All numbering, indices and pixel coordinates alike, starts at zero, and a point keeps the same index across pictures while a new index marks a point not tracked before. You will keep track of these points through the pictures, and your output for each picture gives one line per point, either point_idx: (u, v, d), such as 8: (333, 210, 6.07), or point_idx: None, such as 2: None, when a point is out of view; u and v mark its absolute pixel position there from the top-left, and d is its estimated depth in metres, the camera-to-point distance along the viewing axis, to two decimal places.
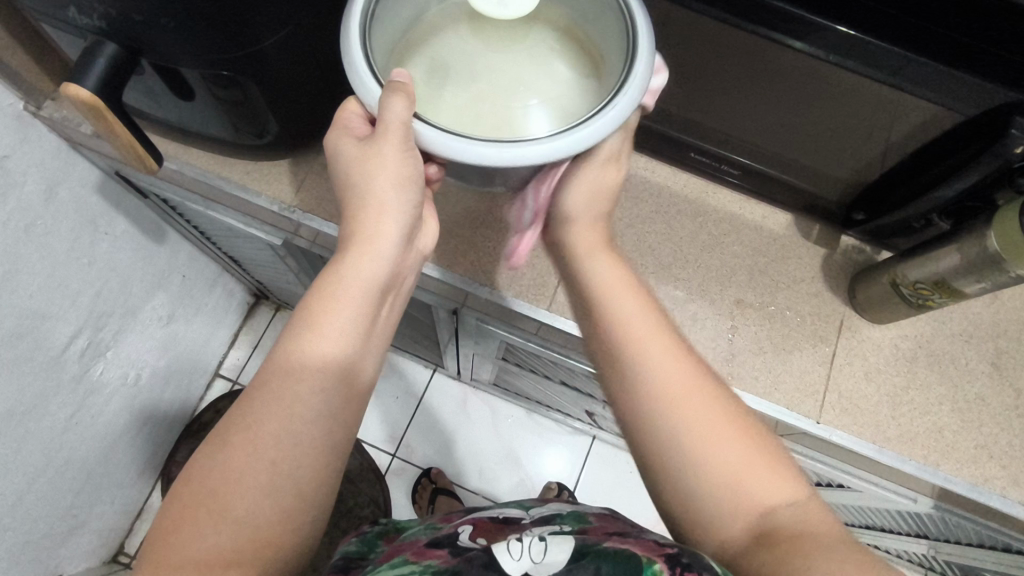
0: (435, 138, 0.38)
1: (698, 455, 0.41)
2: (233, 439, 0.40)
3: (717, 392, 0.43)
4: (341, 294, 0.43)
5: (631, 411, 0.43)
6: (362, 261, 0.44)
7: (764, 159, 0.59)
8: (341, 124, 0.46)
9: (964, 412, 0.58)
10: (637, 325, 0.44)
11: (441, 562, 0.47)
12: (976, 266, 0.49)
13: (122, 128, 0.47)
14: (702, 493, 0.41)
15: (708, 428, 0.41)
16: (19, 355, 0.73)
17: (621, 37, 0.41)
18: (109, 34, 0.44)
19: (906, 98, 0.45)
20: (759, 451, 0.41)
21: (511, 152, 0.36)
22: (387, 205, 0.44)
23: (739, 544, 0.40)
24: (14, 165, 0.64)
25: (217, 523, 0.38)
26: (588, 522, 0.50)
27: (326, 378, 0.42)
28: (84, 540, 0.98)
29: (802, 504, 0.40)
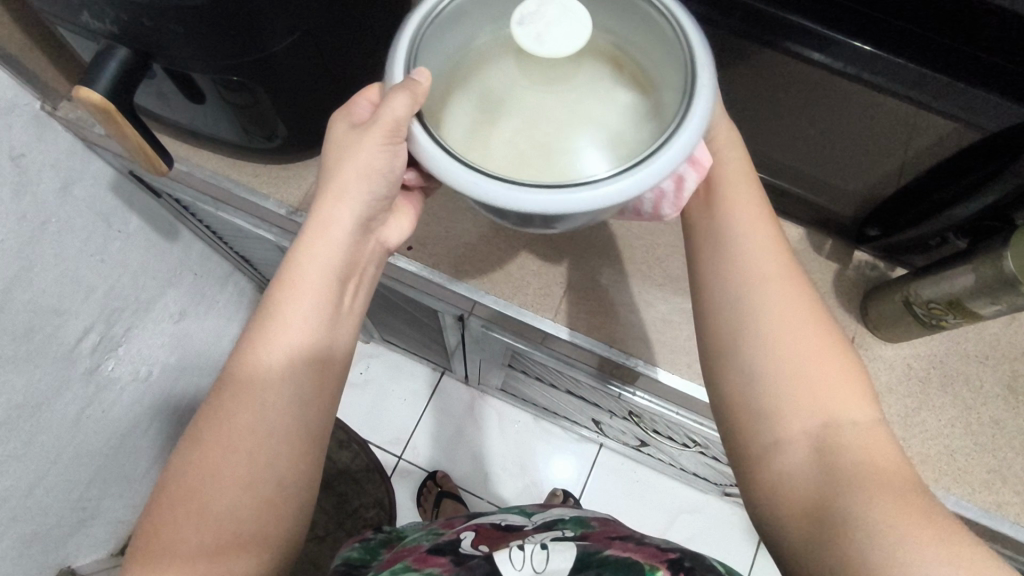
0: (448, 172, 0.34)
1: (781, 349, 0.42)
2: (206, 436, 0.41)
3: (812, 303, 0.43)
4: (301, 281, 0.43)
5: (720, 279, 0.45)
6: (319, 251, 0.44)
7: (779, 173, 0.58)
8: (346, 111, 0.45)
9: (978, 435, 0.57)
10: (742, 218, 0.45)
11: (443, 571, 0.46)
12: (992, 288, 0.47)
13: (132, 130, 0.47)
14: (775, 382, 0.41)
15: (791, 322, 0.42)
16: (32, 348, 0.74)
17: (678, 66, 0.37)
18: (121, 37, 0.44)
19: (926, 114, 0.44)
20: (837, 363, 0.42)
21: (553, 196, 0.33)
22: (345, 194, 0.44)
23: (795, 445, 0.40)
24: (30, 162, 0.65)
25: (199, 517, 0.40)
26: (590, 527, 0.51)
27: (294, 368, 0.43)
28: (93, 532, 0.99)
29: (871, 426, 0.40)
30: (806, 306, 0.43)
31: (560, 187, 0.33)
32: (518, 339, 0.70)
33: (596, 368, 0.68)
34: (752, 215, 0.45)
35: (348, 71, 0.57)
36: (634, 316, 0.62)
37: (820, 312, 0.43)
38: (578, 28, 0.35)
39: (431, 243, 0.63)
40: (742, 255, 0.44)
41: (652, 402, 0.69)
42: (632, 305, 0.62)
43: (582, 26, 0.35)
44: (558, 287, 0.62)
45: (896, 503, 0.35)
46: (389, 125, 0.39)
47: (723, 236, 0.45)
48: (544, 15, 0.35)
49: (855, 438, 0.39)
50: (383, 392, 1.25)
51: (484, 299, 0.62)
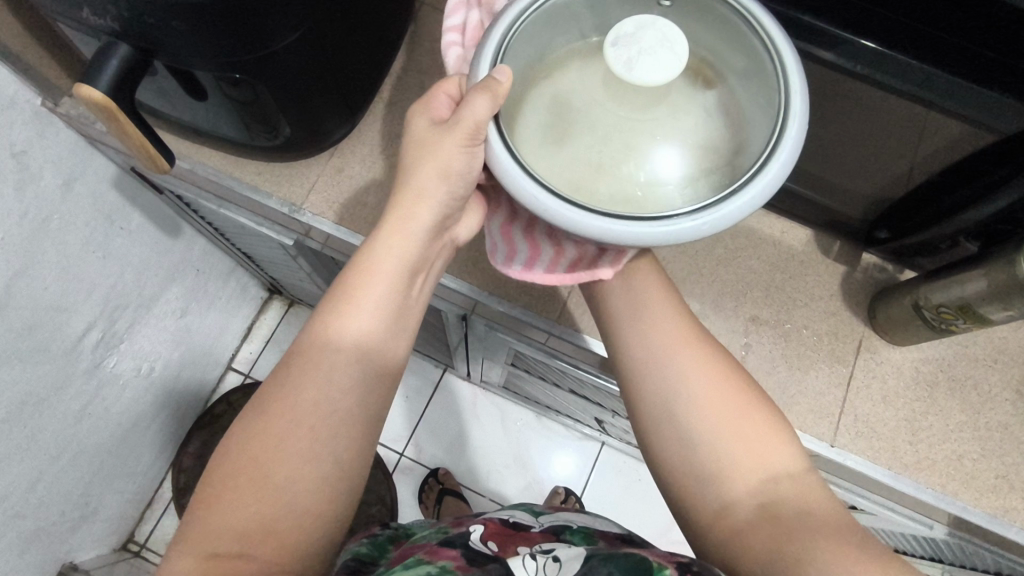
0: (530, 194, 0.35)
1: (707, 417, 0.44)
2: (272, 409, 0.41)
3: (725, 363, 0.46)
4: (375, 270, 0.43)
5: (635, 357, 0.47)
6: (396, 239, 0.44)
7: (788, 174, 0.57)
8: (425, 102, 0.43)
9: (986, 440, 0.56)
10: (645, 306, 0.48)
11: (457, 565, 0.45)
12: (1003, 292, 0.46)
13: (134, 128, 0.47)
14: (708, 449, 0.43)
15: (708, 390, 0.45)
16: (35, 345, 0.73)
17: (771, 104, 0.37)
18: (122, 34, 0.43)
19: (936, 115, 0.43)
20: (761, 419, 0.44)
21: (636, 226, 0.34)
22: (424, 189, 0.43)
23: (741, 507, 0.42)
24: (32, 159, 0.65)
25: (257, 489, 0.39)
26: (594, 540, 0.49)
27: (358, 358, 0.43)
28: (96, 527, 0.99)
29: (797, 478, 0.42)
30: (721, 373, 0.46)
31: (644, 218, 0.35)
32: (522, 340, 0.69)
33: (600, 369, 0.67)
34: (658, 292, 0.49)
35: (350, 68, 0.56)
36: None
37: (734, 370, 0.46)
38: (669, 61, 0.35)
39: None
40: (654, 331, 0.47)
41: None
42: None
43: (676, 62, 0.35)
44: (563, 289, 0.62)
45: (840, 547, 0.36)
46: (467, 126, 0.38)
47: (635, 311, 0.48)
48: (638, 41, 0.36)
49: (787, 491, 0.41)
50: None
51: (489, 301, 0.62)
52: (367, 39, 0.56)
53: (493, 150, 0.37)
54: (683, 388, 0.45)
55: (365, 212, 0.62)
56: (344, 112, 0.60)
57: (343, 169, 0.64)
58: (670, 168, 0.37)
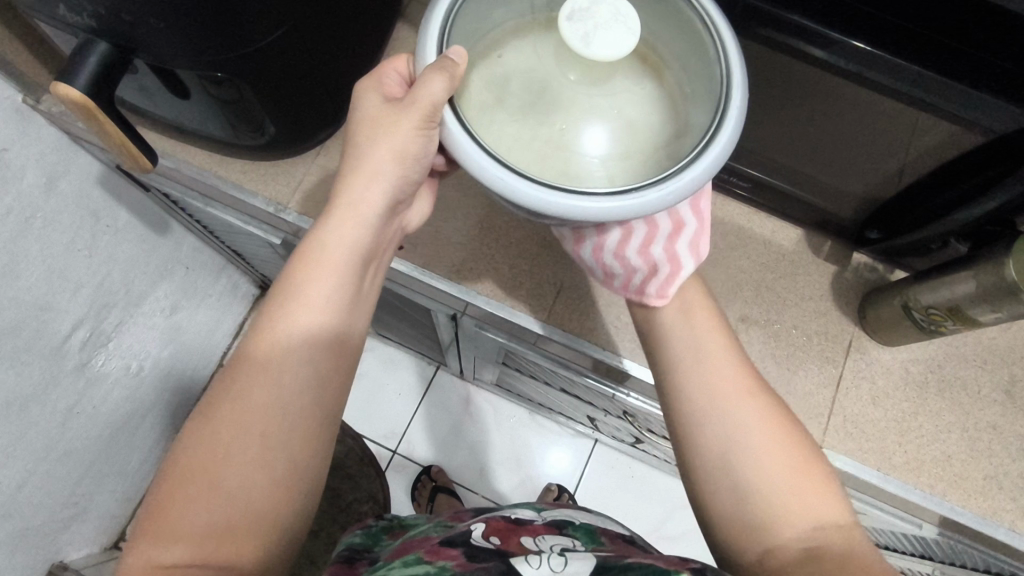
0: (488, 171, 0.33)
1: (764, 464, 0.42)
2: (223, 408, 0.40)
3: (784, 418, 0.44)
4: (324, 261, 0.43)
5: (695, 407, 0.45)
6: (345, 228, 0.43)
7: (777, 174, 0.57)
8: (375, 78, 0.45)
9: (975, 441, 0.56)
10: (706, 346, 0.46)
11: (456, 564, 0.42)
12: (992, 295, 0.46)
13: (113, 127, 0.46)
14: (761, 495, 0.42)
15: (770, 435, 0.43)
16: (19, 346, 0.73)
17: (709, 79, 0.37)
18: (101, 32, 0.42)
19: (925, 118, 0.43)
20: (814, 470, 0.43)
21: (594, 203, 0.33)
22: (377, 173, 0.43)
23: (787, 552, 0.40)
24: (13, 157, 0.64)
25: (208, 497, 0.38)
26: (601, 542, 0.47)
27: (311, 348, 0.42)
28: (86, 526, 0.98)
29: (845, 530, 0.41)
30: (780, 422, 0.44)
31: (602, 194, 0.33)
32: (511, 339, 0.69)
33: (589, 369, 0.67)
34: (721, 340, 0.47)
35: (336, 66, 0.56)
36: (629, 317, 0.61)
37: (795, 429, 0.44)
38: (625, 37, 0.35)
39: (423, 242, 0.62)
40: (721, 383, 0.45)
41: (646, 403, 0.68)
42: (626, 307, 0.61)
43: (631, 37, 0.35)
44: (551, 289, 0.62)
45: None
46: (424, 108, 0.38)
47: (697, 362, 0.46)
48: (595, 15, 0.35)
49: (834, 540, 0.40)
50: (379, 386, 1.24)
51: (477, 300, 0.61)
52: (352, 38, 0.56)
53: (450, 134, 0.35)
54: (744, 443, 0.43)
55: None
56: (330, 110, 0.60)
57: (330, 168, 0.63)
58: (610, 150, 0.37)
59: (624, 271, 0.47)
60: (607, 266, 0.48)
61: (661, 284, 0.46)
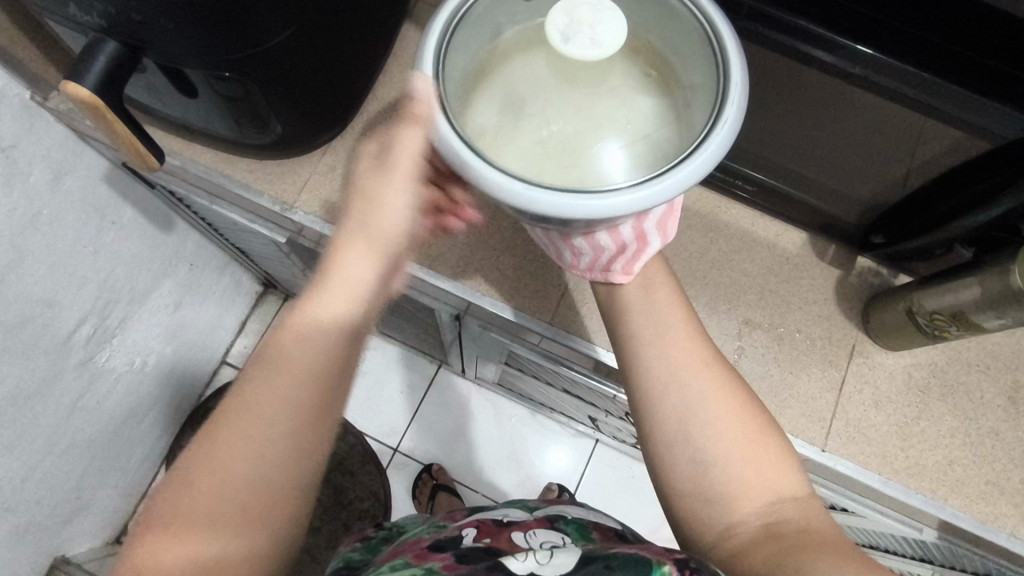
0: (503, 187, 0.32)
1: (720, 436, 0.42)
2: (204, 467, 0.37)
3: (742, 390, 0.44)
4: (308, 332, 0.38)
5: (649, 376, 0.44)
6: (336, 297, 0.39)
7: (783, 177, 0.57)
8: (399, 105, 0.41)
9: (977, 446, 0.56)
10: (662, 315, 0.45)
11: (443, 565, 0.43)
12: (997, 302, 0.46)
13: (122, 126, 0.46)
14: (719, 471, 0.42)
15: (721, 405, 0.43)
16: (25, 341, 0.73)
17: (708, 73, 0.36)
18: (111, 30, 0.43)
19: (931, 122, 0.43)
20: (770, 442, 0.43)
21: (617, 199, 0.32)
22: (375, 235, 0.40)
23: (743, 528, 0.40)
24: (20, 154, 0.64)
25: (206, 510, 0.36)
26: (591, 537, 0.47)
27: (290, 420, 0.38)
28: (88, 522, 0.98)
29: (801, 502, 0.41)
30: (735, 393, 0.44)
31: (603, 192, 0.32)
32: (514, 339, 0.69)
33: (591, 370, 0.67)
34: (679, 314, 0.45)
35: (343, 66, 0.56)
36: None
37: (752, 401, 0.44)
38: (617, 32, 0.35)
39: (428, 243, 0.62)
40: (676, 351, 0.44)
41: None
42: None
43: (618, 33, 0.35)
44: (555, 290, 0.62)
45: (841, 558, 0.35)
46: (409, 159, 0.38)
47: (653, 334, 0.45)
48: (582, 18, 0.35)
49: (793, 513, 0.40)
50: (380, 384, 1.24)
51: (480, 301, 0.61)
52: (359, 39, 0.56)
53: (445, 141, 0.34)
54: (700, 412, 0.42)
55: None
56: (337, 111, 0.60)
57: (336, 167, 0.64)
58: (624, 156, 0.35)
59: (592, 252, 0.44)
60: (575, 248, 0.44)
61: (628, 262, 0.45)
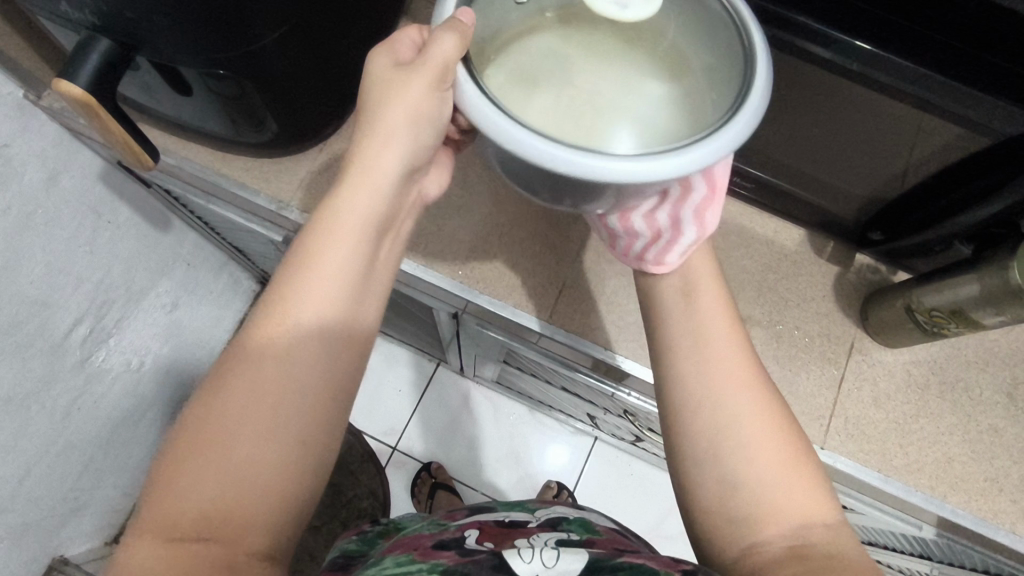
0: (551, 159, 0.32)
1: (755, 456, 0.41)
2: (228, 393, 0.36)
3: (783, 416, 0.43)
4: (327, 237, 0.38)
5: (689, 390, 0.43)
6: (357, 197, 0.39)
7: (780, 173, 0.57)
8: (386, 45, 0.41)
9: (976, 443, 0.56)
10: (706, 322, 0.45)
11: (448, 562, 0.42)
12: (997, 298, 0.46)
13: (115, 124, 0.46)
14: (745, 491, 0.40)
15: (760, 427, 0.42)
16: (20, 341, 0.72)
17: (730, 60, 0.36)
18: (103, 28, 0.42)
19: (930, 117, 0.43)
20: (804, 471, 0.41)
21: (666, 161, 0.32)
22: (394, 137, 0.40)
23: (768, 547, 0.39)
24: (14, 153, 0.63)
25: (249, 432, 0.35)
26: (597, 534, 0.47)
27: (312, 331, 0.38)
28: (86, 522, 0.98)
29: (831, 528, 0.39)
30: (775, 416, 0.43)
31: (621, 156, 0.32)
32: (513, 338, 0.69)
33: (590, 368, 0.67)
34: (725, 329, 0.45)
35: (339, 64, 0.55)
36: (631, 316, 0.61)
37: (791, 426, 0.43)
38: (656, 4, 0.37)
39: (427, 241, 0.62)
40: (722, 368, 0.43)
41: (646, 402, 0.69)
42: (629, 305, 0.62)
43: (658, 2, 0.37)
44: (553, 288, 0.62)
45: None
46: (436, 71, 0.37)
47: (694, 342, 0.44)
48: None
49: (819, 538, 0.38)
50: (379, 383, 1.24)
51: (479, 300, 0.61)
52: (354, 37, 0.55)
53: (474, 105, 0.33)
54: (737, 434, 0.41)
55: None
56: (332, 109, 0.60)
57: (333, 165, 0.63)
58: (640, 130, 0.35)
59: (628, 234, 0.46)
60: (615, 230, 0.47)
61: (664, 251, 0.46)
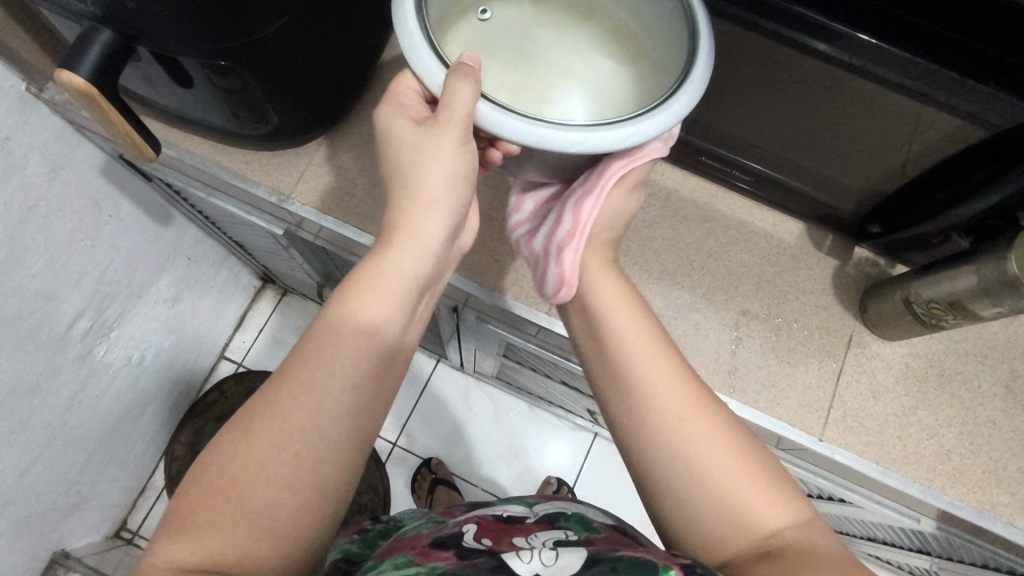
0: (577, 144, 0.37)
1: (703, 474, 0.39)
2: (259, 432, 0.37)
3: (725, 424, 0.41)
4: (377, 287, 0.40)
5: (625, 424, 0.42)
6: (403, 256, 0.41)
7: (779, 166, 0.57)
8: (396, 102, 0.43)
9: (974, 435, 0.56)
10: (638, 351, 0.43)
11: (448, 563, 0.42)
12: (994, 289, 0.46)
13: (117, 115, 0.46)
14: (703, 513, 0.39)
15: (699, 454, 0.39)
16: (22, 334, 0.73)
17: (676, 22, 0.41)
18: (105, 19, 0.42)
19: (929, 109, 0.43)
20: (760, 474, 0.39)
21: (660, 116, 0.38)
22: (435, 199, 0.42)
23: (738, 562, 0.37)
24: (16, 145, 0.64)
25: (274, 473, 0.36)
26: (595, 534, 0.46)
27: (360, 371, 0.39)
28: (87, 516, 0.98)
29: (802, 527, 0.38)
30: (716, 428, 0.40)
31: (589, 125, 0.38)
32: (513, 331, 0.69)
33: None
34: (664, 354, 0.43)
35: (339, 57, 0.56)
36: None
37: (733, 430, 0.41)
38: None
39: None
40: (649, 393, 0.42)
41: None
42: None
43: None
44: None
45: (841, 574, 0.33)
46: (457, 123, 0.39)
47: (624, 370, 0.43)
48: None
49: (791, 538, 0.37)
50: None
51: (478, 292, 0.61)
52: (355, 31, 0.56)
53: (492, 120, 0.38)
54: (685, 459, 0.39)
55: (355, 203, 0.62)
56: (332, 103, 0.60)
57: (333, 158, 0.64)
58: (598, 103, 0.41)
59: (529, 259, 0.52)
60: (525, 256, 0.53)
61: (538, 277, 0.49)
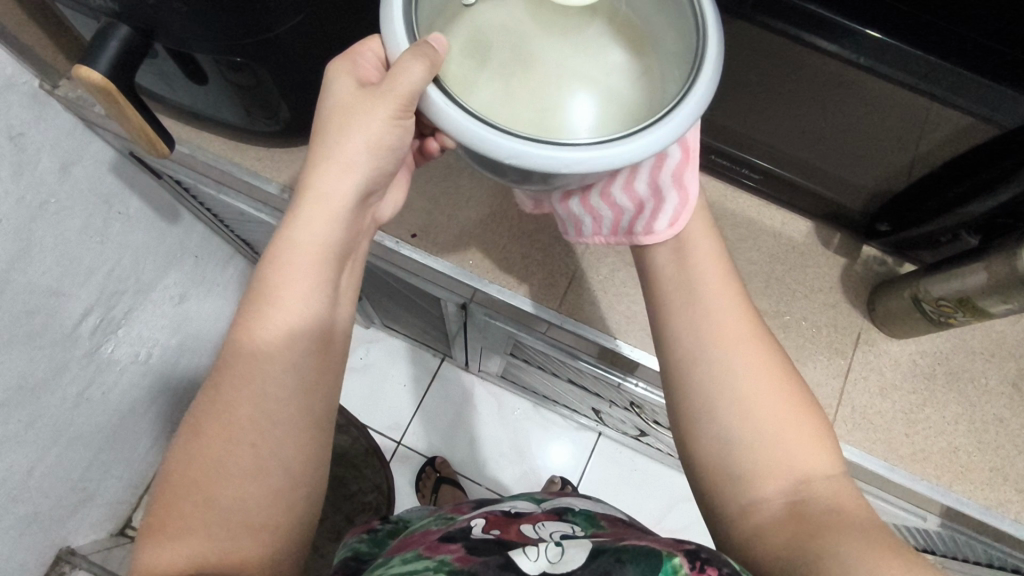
0: (568, 163, 0.33)
1: (752, 415, 0.41)
2: (210, 430, 0.38)
3: (783, 368, 0.43)
4: (295, 264, 0.40)
5: (685, 343, 0.44)
6: (317, 224, 0.40)
7: (784, 163, 0.57)
8: (350, 57, 0.41)
9: (981, 433, 0.57)
10: (712, 282, 0.44)
11: (456, 558, 0.42)
12: (1002, 286, 0.46)
13: (133, 111, 0.46)
14: (742, 450, 0.41)
15: (755, 390, 0.42)
16: (31, 330, 0.73)
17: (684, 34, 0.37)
18: (123, 15, 0.43)
19: (937, 108, 0.43)
20: (806, 420, 0.42)
21: (674, 120, 0.33)
22: (352, 164, 0.41)
23: (766, 505, 0.40)
24: (29, 141, 0.64)
25: (237, 467, 0.38)
26: (601, 527, 0.47)
27: (291, 353, 0.40)
28: (93, 513, 0.99)
29: (833, 478, 0.40)
30: (774, 372, 0.43)
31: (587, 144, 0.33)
32: (521, 329, 0.69)
33: (598, 359, 0.67)
34: (732, 294, 0.44)
35: None
36: (640, 305, 0.62)
37: (789, 376, 0.43)
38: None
39: (436, 230, 0.63)
40: (717, 324, 0.43)
41: (653, 393, 0.69)
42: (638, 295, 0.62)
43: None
44: (563, 277, 0.62)
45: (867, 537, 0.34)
46: (400, 97, 0.36)
47: (689, 294, 0.44)
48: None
49: (822, 493, 0.39)
50: (383, 376, 1.25)
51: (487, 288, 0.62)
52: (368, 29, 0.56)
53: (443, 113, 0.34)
54: (738, 404, 0.42)
55: None
56: None
57: None
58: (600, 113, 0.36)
59: (610, 214, 0.45)
60: (595, 215, 0.46)
61: (651, 222, 0.45)
